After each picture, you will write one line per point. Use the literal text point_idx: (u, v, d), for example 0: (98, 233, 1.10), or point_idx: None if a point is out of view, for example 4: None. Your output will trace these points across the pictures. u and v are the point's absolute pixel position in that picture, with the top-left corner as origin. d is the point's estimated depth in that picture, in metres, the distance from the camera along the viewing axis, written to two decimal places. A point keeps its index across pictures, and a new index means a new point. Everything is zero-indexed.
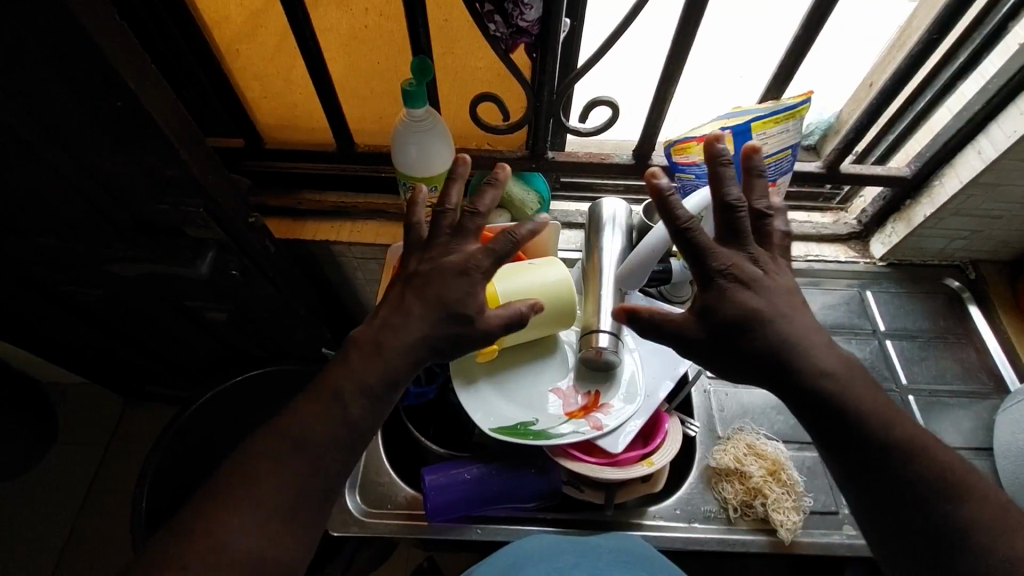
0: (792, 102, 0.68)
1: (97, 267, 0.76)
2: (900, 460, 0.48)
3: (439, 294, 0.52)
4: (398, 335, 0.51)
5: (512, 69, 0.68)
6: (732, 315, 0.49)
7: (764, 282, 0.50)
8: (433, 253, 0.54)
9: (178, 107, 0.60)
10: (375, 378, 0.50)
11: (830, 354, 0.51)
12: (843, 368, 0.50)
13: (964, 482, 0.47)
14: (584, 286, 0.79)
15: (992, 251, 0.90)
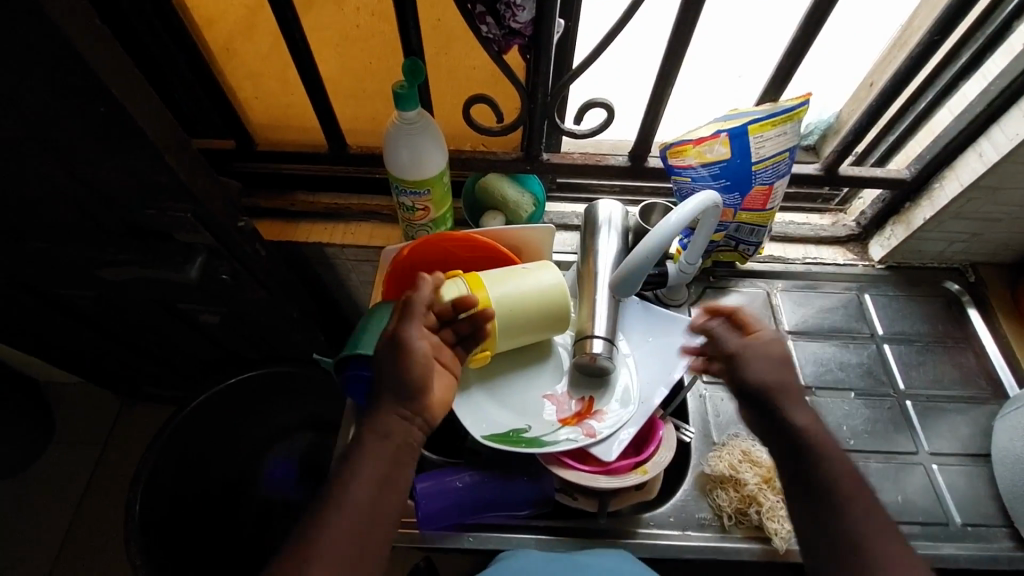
0: (791, 104, 0.66)
1: (87, 272, 0.75)
2: (833, 489, 0.55)
3: (388, 379, 0.58)
4: (381, 404, 0.58)
5: (506, 71, 0.66)
6: (752, 377, 0.61)
7: (782, 355, 0.62)
8: (386, 345, 0.60)
9: (164, 111, 0.59)
10: (380, 431, 0.57)
11: (807, 416, 0.59)
12: (813, 425, 0.59)
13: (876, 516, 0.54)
14: (579, 289, 0.78)
15: (992, 253, 0.89)
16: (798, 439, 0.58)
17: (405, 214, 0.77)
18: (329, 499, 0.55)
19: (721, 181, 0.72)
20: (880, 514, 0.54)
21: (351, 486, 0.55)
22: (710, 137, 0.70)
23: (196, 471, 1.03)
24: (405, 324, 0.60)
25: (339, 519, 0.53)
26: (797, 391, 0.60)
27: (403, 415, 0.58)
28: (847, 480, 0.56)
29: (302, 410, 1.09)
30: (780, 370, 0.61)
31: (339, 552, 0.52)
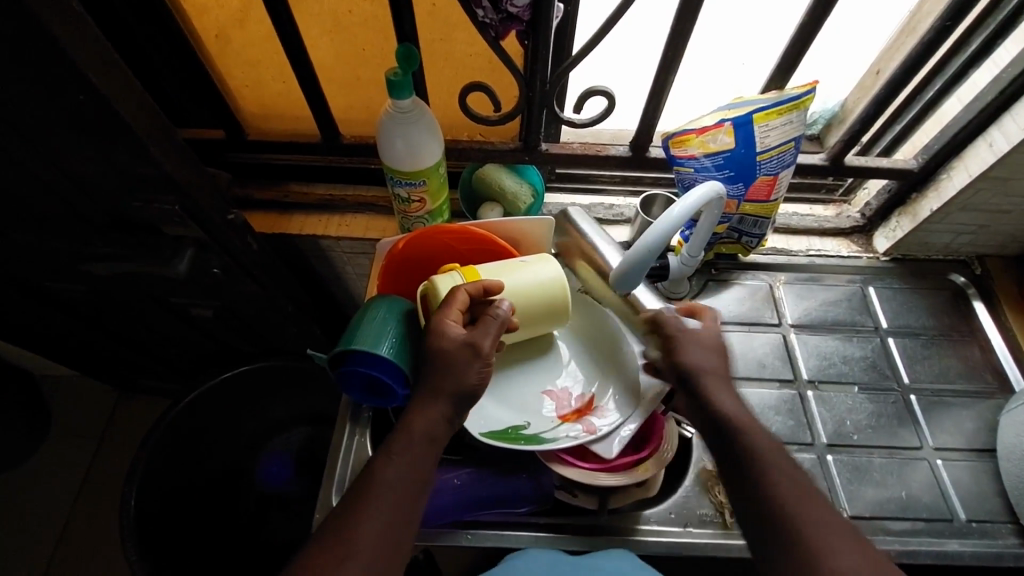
0: (796, 93, 0.64)
1: (74, 265, 0.73)
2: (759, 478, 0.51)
3: (452, 386, 0.56)
4: (433, 402, 0.56)
5: (503, 57, 0.64)
6: (686, 358, 0.60)
7: (716, 342, 0.62)
8: (459, 347, 0.57)
9: (148, 102, 0.57)
10: (424, 430, 0.55)
11: (733, 401, 0.57)
12: (735, 406, 0.57)
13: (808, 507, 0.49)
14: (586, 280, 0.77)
15: (999, 245, 0.88)
16: (724, 421, 0.56)
17: (401, 206, 0.75)
18: (367, 490, 0.52)
19: (725, 171, 0.71)
20: (809, 490, 0.50)
21: (391, 483, 0.52)
22: (713, 126, 0.68)
23: (192, 466, 1.02)
24: (486, 336, 0.58)
25: (378, 515, 0.51)
26: (715, 374, 0.59)
27: (449, 416, 0.56)
28: (776, 460, 0.52)
29: (298, 403, 1.08)
30: (710, 354, 0.60)
31: (374, 550, 0.50)
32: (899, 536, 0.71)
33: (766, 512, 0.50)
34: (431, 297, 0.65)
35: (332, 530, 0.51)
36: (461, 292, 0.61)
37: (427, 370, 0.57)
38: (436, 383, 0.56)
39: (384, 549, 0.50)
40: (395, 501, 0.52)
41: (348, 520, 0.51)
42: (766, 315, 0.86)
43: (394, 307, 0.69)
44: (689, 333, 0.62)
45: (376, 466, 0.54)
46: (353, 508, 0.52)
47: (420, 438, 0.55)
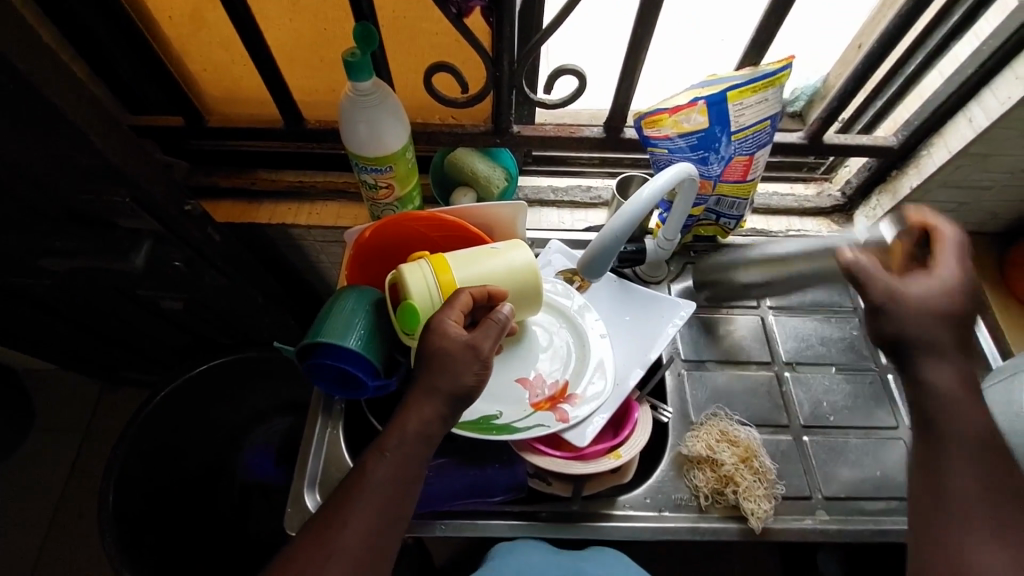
0: (772, 69, 0.63)
1: (29, 260, 0.71)
2: (975, 483, 0.48)
3: (448, 386, 0.53)
4: (425, 402, 0.53)
5: (467, 36, 0.62)
6: (888, 335, 0.52)
7: (946, 303, 0.51)
8: (461, 349, 0.54)
9: (88, 88, 0.54)
10: (416, 429, 0.53)
11: (952, 370, 0.51)
12: (957, 385, 0.50)
13: (1001, 525, 0.46)
14: (766, 283, 0.74)
15: (980, 222, 0.87)
16: (935, 401, 0.50)
17: (369, 193, 0.73)
18: (353, 488, 0.52)
19: (700, 152, 0.69)
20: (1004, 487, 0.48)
21: (381, 483, 0.52)
22: (687, 105, 0.66)
23: (172, 460, 1.01)
24: (487, 339, 0.55)
25: (365, 516, 0.51)
26: (930, 347, 0.51)
27: (442, 416, 0.54)
28: (973, 430, 0.49)
29: (279, 393, 1.07)
30: (931, 324, 0.51)
31: (361, 548, 0.50)
32: (878, 516, 0.69)
33: (944, 512, 0.48)
34: (400, 287, 0.64)
35: (320, 525, 0.51)
36: (464, 292, 0.58)
37: (422, 368, 0.54)
38: (429, 382, 0.54)
39: (369, 547, 0.50)
40: (381, 500, 0.51)
41: (333, 517, 0.51)
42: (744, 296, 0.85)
43: (364, 298, 0.68)
44: (886, 307, 0.52)
45: (365, 463, 0.53)
46: (338, 504, 0.51)
47: (412, 439, 0.53)
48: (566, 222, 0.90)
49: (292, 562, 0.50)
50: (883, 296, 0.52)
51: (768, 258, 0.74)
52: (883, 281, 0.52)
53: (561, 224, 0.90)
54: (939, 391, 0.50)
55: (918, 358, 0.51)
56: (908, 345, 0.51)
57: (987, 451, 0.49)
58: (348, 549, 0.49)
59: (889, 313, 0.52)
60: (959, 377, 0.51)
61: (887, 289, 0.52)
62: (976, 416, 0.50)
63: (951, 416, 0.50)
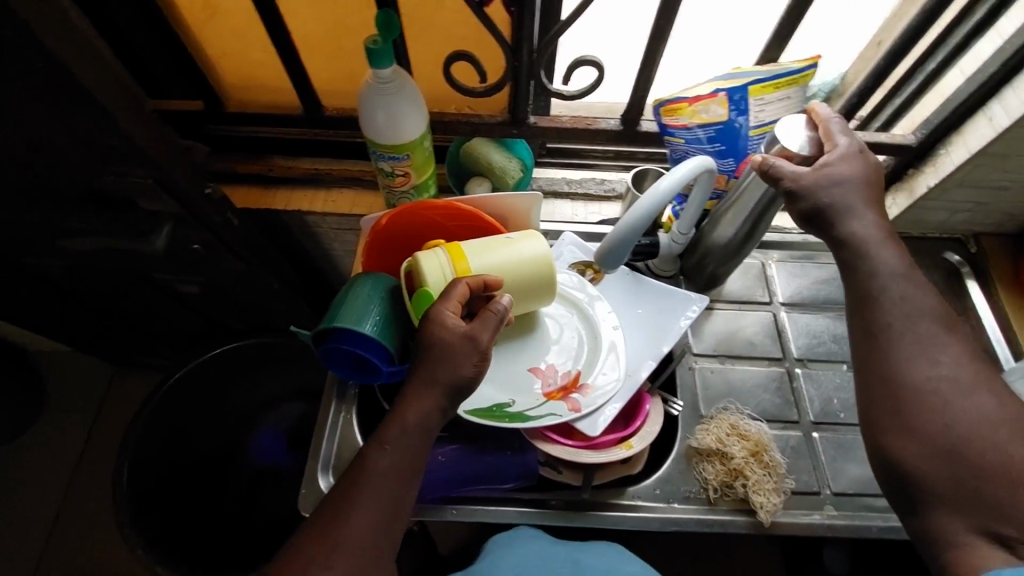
0: (797, 66, 0.64)
1: (50, 241, 0.72)
2: (901, 312, 0.54)
3: (448, 377, 0.54)
4: (425, 394, 0.54)
5: (487, 25, 0.62)
6: (805, 213, 0.58)
7: (847, 174, 0.57)
8: (459, 340, 0.54)
9: (113, 71, 0.55)
10: (417, 422, 0.53)
11: (863, 219, 0.57)
12: (874, 228, 0.57)
13: (925, 341, 0.53)
14: (733, 230, 0.70)
15: (996, 223, 0.87)
16: (855, 250, 0.57)
17: (385, 180, 0.73)
18: (354, 482, 0.52)
19: (718, 145, 0.69)
20: (919, 302, 0.54)
21: (384, 474, 0.52)
22: (707, 96, 0.67)
23: (184, 443, 1.03)
24: (486, 330, 0.55)
25: (368, 509, 0.51)
26: (840, 210, 0.57)
27: (442, 408, 0.55)
28: (887, 263, 0.56)
29: (290, 379, 1.09)
30: (836, 194, 0.57)
31: (364, 542, 0.50)
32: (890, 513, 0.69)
33: (877, 345, 0.54)
34: (415, 274, 0.64)
35: (322, 521, 0.51)
36: (461, 283, 0.58)
37: (421, 359, 0.55)
38: (428, 373, 0.54)
39: (372, 542, 0.50)
40: (383, 494, 0.52)
41: (335, 513, 0.51)
42: (756, 293, 0.85)
43: (379, 285, 0.68)
44: (797, 190, 0.58)
45: (365, 456, 0.53)
46: (340, 500, 0.52)
47: (410, 432, 0.53)
48: (580, 215, 0.90)
49: (296, 559, 0.49)
50: (792, 181, 0.58)
51: (717, 210, 0.72)
52: (785, 167, 0.58)
53: (574, 216, 0.90)
54: (856, 237, 0.57)
55: (835, 221, 0.57)
56: (822, 215, 0.58)
57: (905, 281, 0.55)
58: (351, 546, 0.49)
59: (799, 195, 0.58)
60: (871, 221, 0.57)
61: (794, 176, 0.58)
62: (889, 254, 0.56)
63: (872, 257, 0.56)
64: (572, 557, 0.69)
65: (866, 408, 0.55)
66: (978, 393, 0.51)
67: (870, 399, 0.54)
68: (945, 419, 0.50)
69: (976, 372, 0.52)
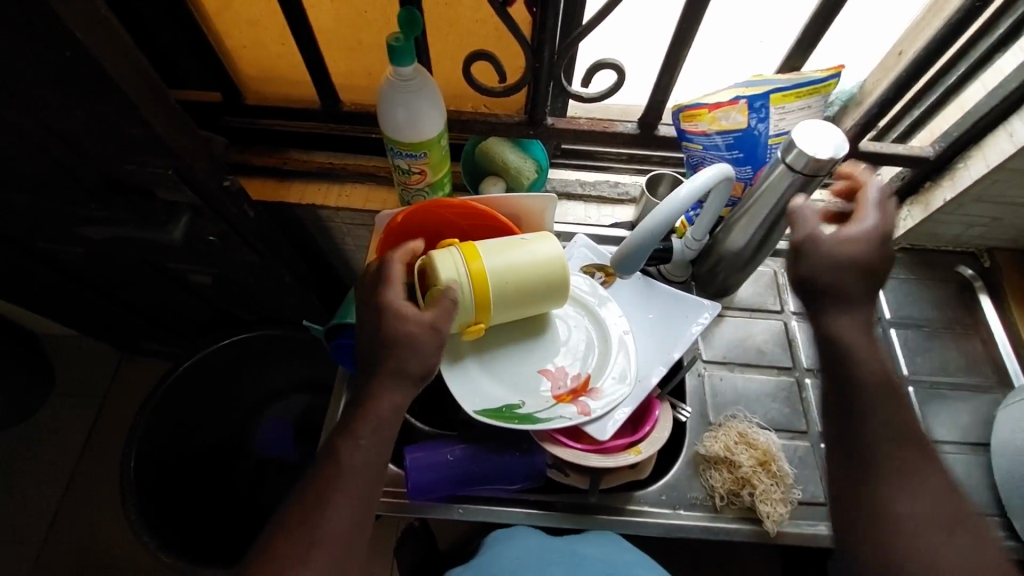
0: (819, 76, 0.63)
1: (69, 227, 0.72)
2: (885, 428, 0.53)
3: (417, 368, 0.56)
4: (395, 386, 0.55)
5: (511, 25, 0.62)
6: (808, 278, 0.58)
7: (863, 252, 0.56)
8: (423, 330, 0.56)
9: (139, 60, 0.55)
10: (388, 414, 0.54)
11: (855, 326, 0.56)
12: (863, 336, 0.56)
13: (909, 465, 0.52)
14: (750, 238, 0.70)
15: (1011, 238, 0.86)
16: (839, 355, 0.56)
17: (401, 177, 0.73)
18: (327, 478, 0.52)
19: (735, 152, 0.69)
20: (903, 425, 0.53)
21: (357, 470, 0.53)
22: (728, 102, 0.66)
23: (190, 431, 1.03)
24: (447, 319, 0.58)
25: (343, 507, 0.51)
26: (838, 301, 0.56)
27: (411, 399, 0.57)
28: (875, 377, 0.55)
29: (297, 371, 1.09)
30: (846, 269, 0.56)
31: (340, 537, 0.51)
32: None
33: (856, 462, 0.53)
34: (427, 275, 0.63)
35: (295, 517, 0.51)
36: (394, 267, 0.61)
37: (383, 352, 0.56)
38: (395, 365, 0.55)
39: (346, 539, 0.51)
40: (357, 489, 0.53)
41: (309, 509, 0.51)
42: (768, 301, 0.85)
43: None
44: (806, 245, 0.58)
45: (336, 449, 0.53)
46: (314, 495, 0.52)
47: (382, 424, 0.54)
48: (593, 217, 0.90)
49: (271, 558, 0.49)
50: (806, 236, 0.58)
51: (733, 220, 0.71)
52: (811, 223, 0.58)
53: (587, 218, 0.90)
54: (843, 343, 0.56)
55: (828, 316, 0.57)
56: (827, 298, 0.57)
57: (891, 400, 0.54)
58: (326, 543, 0.50)
59: (806, 250, 0.58)
60: (862, 331, 0.56)
61: (815, 231, 0.58)
62: (879, 364, 0.55)
63: (857, 366, 0.55)
64: (569, 549, 0.68)
65: (839, 524, 0.53)
66: (960, 533, 0.49)
67: (845, 516, 0.53)
68: (925, 558, 0.48)
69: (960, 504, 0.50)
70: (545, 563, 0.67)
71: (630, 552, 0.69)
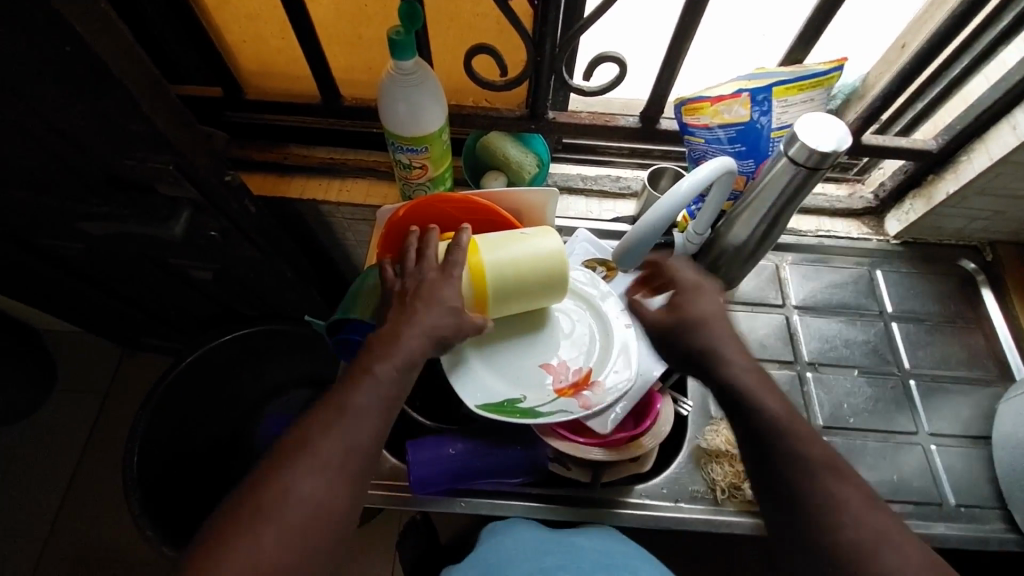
0: (821, 69, 0.63)
1: (71, 223, 0.72)
2: (794, 471, 0.47)
3: (454, 331, 0.56)
4: (432, 319, 0.54)
5: (512, 19, 0.61)
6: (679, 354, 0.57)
7: (712, 316, 0.57)
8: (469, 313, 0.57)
9: (139, 55, 0.55)
10: (425, 337, 0.53)
11: (741, 367, 0.53)
12: (750, 374, 0.53)
13: (821, 488, 0.46)
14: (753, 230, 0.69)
15: (1014, 232, 0.86)
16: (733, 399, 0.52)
17: (402, 172, 0.73)
18: (352, 388, 0.49)
19: (737, 146, 0.69)
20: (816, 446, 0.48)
21: (368, 403, 0.49)
22: (731, 96, 0.66)
23: (193, 426, 1.04)
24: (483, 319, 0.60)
25: (347, 436, 0.47)
26: (710, 359, 0.55)
27: (447, 336, 0.55)
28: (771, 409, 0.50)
29: (299, 366, 1.09)
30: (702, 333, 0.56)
31: (357, 452, 0.47)
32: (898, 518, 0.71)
33: (779, 508, 0.48)
34: None
35: (312, 421, 0.48)
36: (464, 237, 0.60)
37: (427, 304, 0.55)
38: (435, 298, 0.55)
39: (362, 455, 0.47)
40: (383, 407, 0.50)
41: (331, 413, 0.48)
42: (770, 295, 0.85)
43: None
44: (662, 329, 0.58)
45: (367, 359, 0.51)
46: (339, 399, 0.49)
47: (417, 347, 0.52)
48: (594, 212, 0.90)
49: (282, 458, 0.45)
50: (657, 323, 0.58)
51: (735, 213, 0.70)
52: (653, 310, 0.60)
53: (588, 213, 0.90)
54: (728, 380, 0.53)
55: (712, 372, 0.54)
56: (704, 364, 0.55)
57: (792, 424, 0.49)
58: (342, 456, 0.46)
59: (664, 333, 0.58)
60: (746, 365, 0.53)
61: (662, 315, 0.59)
62: (774, 396, 0.51)
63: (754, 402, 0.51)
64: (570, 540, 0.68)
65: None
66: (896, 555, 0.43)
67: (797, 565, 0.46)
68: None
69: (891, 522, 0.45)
70: (543, 550, 0.66)
71: (631, 551, 0.68)
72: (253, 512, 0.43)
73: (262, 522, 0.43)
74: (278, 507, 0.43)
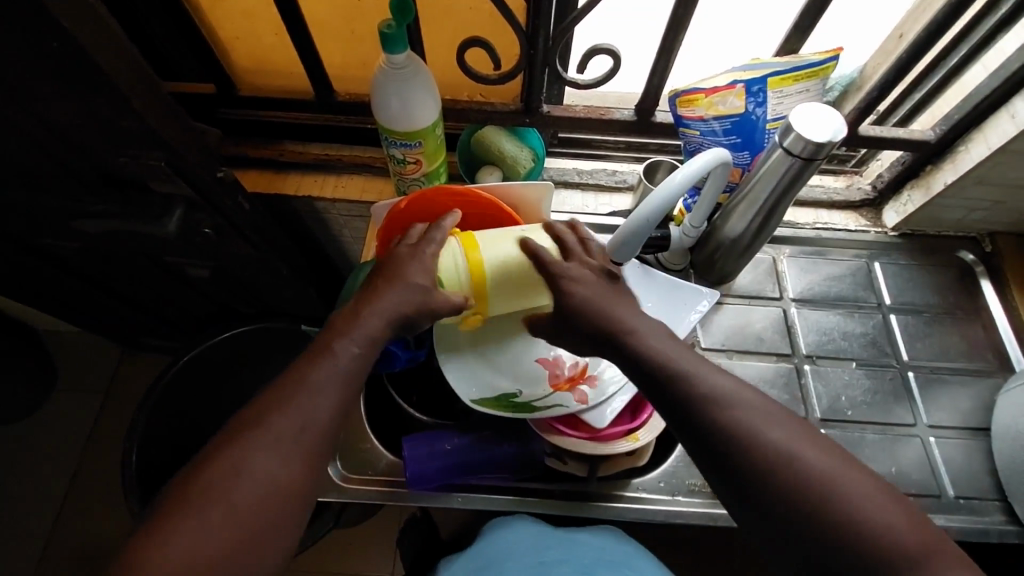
0: (817, 59, 0.62)
1: (66, 222, 0.72)
2: (740, 427, 0.44)
3: (422, 301, 0.53)
4: (395, 293, 0.52)
5: (505, 12, 0.61)
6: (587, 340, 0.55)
7: (591, 298, 0.54)
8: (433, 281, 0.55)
9: (128, 51, 0.54)
10: (391, 311, 0.51)
11: (661, 342, 0.51)
12: (665, 343, 0.51)
13: (762, 435, 0.44)
14: (748, 223, 0.69)
15: (1014, 222, 0.85)
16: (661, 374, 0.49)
17: (397, 167, 0.73)
18: (313, 364, 0.48)
19: (732, 137, 0.68)
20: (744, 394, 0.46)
21: (331, 378, 0.47)
22: (725, 87, 0.66)
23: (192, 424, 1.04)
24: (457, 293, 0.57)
25: (304, 411, 0.46)
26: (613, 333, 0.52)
27: (416, 311, 0.53)
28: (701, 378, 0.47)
29: None
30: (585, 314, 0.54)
31: (316, 427, 0.46)
32: None
33: (736, 471, 0.44)
34: None
35: (271, 396, 0.46)
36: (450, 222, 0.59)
37: (390, 276, 0.54)
38: (401, 274, 0.53)
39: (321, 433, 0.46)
40: (344, 382, 0.48)
41: (292, 387, 0.47)
42: (767, 288, 0.85)
43: None
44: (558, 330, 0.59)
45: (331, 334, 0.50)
46: (300, 376, 0.47)
47: (382, 321, 0.51)
48: (591, 206, 0.89)
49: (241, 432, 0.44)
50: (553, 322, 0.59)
51: (732, 205, 0.70)
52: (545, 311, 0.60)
53: (584, 207, 0.89)
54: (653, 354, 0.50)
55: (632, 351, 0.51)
56: (623, 346, 0.51)
57: (724, 381, 0.47)
58: (301, 432, 0.45)
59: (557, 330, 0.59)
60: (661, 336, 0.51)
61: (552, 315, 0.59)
62: (696, 363, 0.49)
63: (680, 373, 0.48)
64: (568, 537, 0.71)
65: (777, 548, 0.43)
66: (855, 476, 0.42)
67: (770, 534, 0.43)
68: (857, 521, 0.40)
69: (868, 479, 0.42)
70: (545, 544, 0.69)
71: (625, 545, 0.71)
72: (200, 491, 0.42)
73: (220, 493, 0.42)
74: (236, 478, 0.43)
